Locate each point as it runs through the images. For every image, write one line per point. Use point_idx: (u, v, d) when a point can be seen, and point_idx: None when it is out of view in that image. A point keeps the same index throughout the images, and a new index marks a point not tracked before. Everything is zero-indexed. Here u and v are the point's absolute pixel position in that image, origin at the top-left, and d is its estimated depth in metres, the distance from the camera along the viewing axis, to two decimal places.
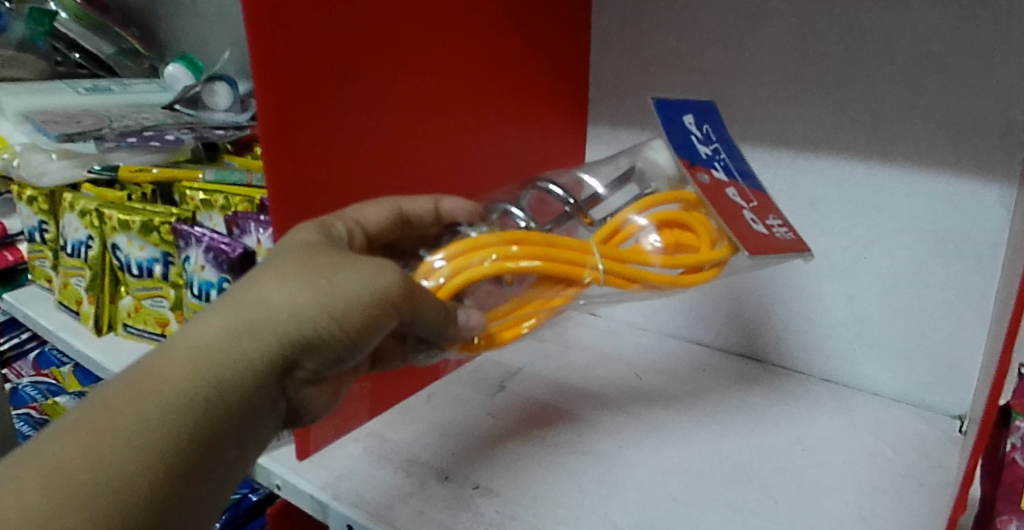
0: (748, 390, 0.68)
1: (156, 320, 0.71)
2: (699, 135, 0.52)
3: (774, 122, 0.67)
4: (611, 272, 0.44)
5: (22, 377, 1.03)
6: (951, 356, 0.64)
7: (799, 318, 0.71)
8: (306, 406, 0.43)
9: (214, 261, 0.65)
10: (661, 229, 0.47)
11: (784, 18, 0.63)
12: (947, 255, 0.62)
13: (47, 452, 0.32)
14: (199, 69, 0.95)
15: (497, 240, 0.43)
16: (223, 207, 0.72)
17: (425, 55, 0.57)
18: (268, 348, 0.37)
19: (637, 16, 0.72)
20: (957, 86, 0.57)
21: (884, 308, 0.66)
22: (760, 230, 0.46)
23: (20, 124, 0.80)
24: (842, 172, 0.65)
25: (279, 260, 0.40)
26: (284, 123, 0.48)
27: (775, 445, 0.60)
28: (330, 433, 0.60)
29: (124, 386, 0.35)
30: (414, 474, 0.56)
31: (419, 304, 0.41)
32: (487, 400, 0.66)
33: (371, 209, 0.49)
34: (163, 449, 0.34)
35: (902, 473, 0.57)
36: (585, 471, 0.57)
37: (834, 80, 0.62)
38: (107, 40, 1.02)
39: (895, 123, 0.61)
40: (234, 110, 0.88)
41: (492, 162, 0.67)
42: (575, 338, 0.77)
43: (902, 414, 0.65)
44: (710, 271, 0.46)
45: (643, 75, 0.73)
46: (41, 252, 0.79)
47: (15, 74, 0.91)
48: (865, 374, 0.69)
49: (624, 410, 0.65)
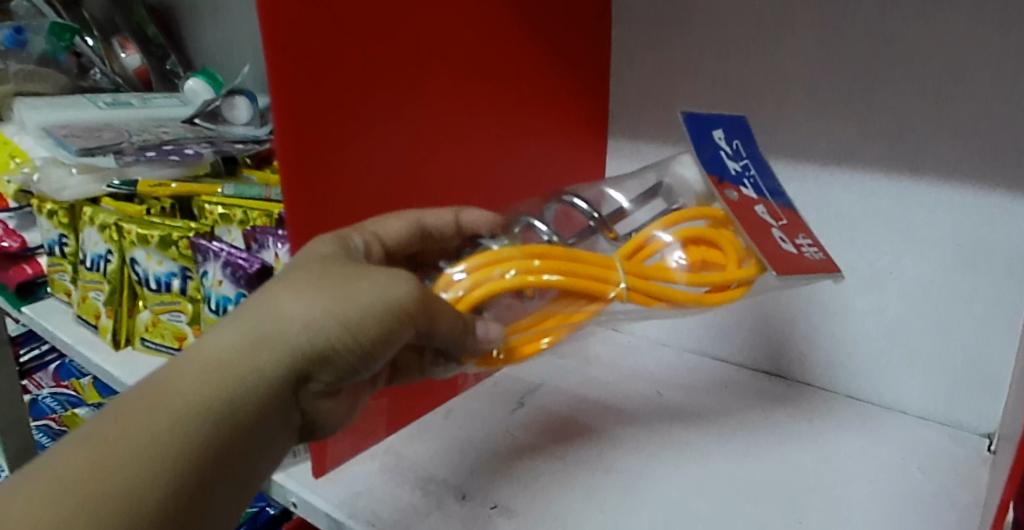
0: (770, 407, 0.67)
1: (173, 335, 0.70)
2: (729, 151, 0.51)
3: (799, 135, 0.65)
4: (635, 289, 0.43)
5: (42, 388, 1.03)
6: (979, 373, 0.63)
7: (823, 334, 0.70)
8: (322, 418, 0.42)
9: (231, 276, 0.65)
10: (687, 247, 0.46)
11: (807, 29, 0.62)
12: (976, 271, 0.60)
13: (59, 464, 0.32)
14: (220, 84, 0.95)
15: (519, 254, 0.42)
16: (242, 221, 0.72)
17: (443, 68, 0.57)
18: (282, 360, 0.37)
19: (659, 27, 0.71)
20: (989, 96, 0.56)
21: (913, 324, 0.65)
22: (789, 249, 0.45)
23: (41, 138, 0.81)
24: (869, 186, 0.63)
25: (295, 271, 0.39)
26: (301, 137, 0.48)
27: (799, 463, 0.59)
28: (347, 450, 0.59)
29: (137, 398, 0.34)
30: (431, 492, 0.55)
31: (436, 315, 0.40)
32: (507, 416, 0.65)
33: (391, 222, 0.48)
34: (175, 462, 0.33)
35: (931, 493, 0.55)
36: (606, 490, 0.55)
37: (861, 92, 0.61)
38: (146, 50, 1.04)
39: (923, 135, 0.59)
40: (253, 124, 0.88)
41: (511, 177, 0.67)
42: (596, 353, 0.76)
43: (930, 432, 0.64)
44: (737, 290, 0.44)
45: (665, 88, 0.72)
46: (60, 265, 0.79)
47: (37, 89, 0.93)
48: (891, 391, 0.67)
49: (645, 426, 0.63)
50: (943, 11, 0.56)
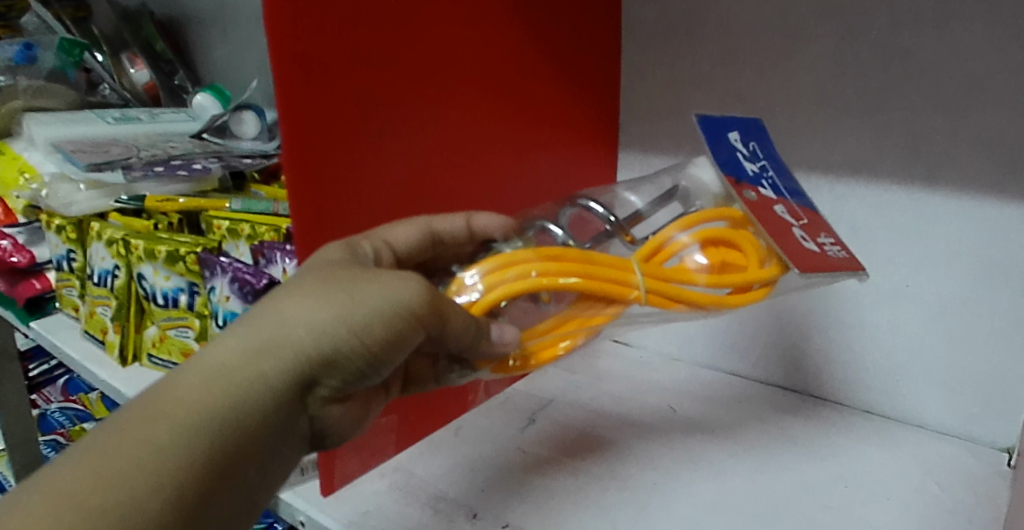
0: (786, 422, 0.66)
1: (180, 350, 0.70)
2: (746, 152, 0.51)
3: (813, 146, 0.65)
4: (654, 292, 0.42)
5: (49, 402, 1.05)
6: (1000, 387, 0.61)
7: (839, 348, 0.68)
8: (332, 425, 0.41)
9: (239, 291, 0.64)
10: (705, 248, 0.45)
11: (822, 39, 0.62)
12: (993, 284, 0.59)
13: (59, 476, 0.31)
14: (227, 98, 0.95)
15: (533, 256, 0.41)
16: (250, 236, 0.71)
17: (451, 79, 0.56)
18: (287, 366, 0.36)
19: (670, 40, 0.71)
20: (1005, 106, 0.55)
21: (932, 337, 0.63)
22: (811, 248, 0.44)
23: (49, 154, 0.82)
24: (884, 197, 0.62)
25: (301, 277, 0.38)
26: (307, 148, 0.47)
27: (817, 481, 0.57)
28: (355, 468, 0.58)
29: (138, 407, 0.34)
30: (441, 510, 0.54)
31: (447, 318, 0.39)
32: (518, 433, 0.64)
33: (401, 229, 0.47)
34: (177, 471, 0.33)
35: (949, 509, 0.54)
36: (619, 508, 0.54)
37: (875, 103, 0.60)
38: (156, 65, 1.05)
39: (939, 147, 0.59)
40: (261, 138, 0.89)
41: (519, 188, 0.66)
42: (607, 368, 0.75)
43: (948, 447, 0.62)
44: (759, 292, 0.44)
45: (677, 100, 0.72)
46: (67, 281, 0.78)
47: (46, 104, 0.94)
48: (909, 405, 0.66)
49: (660, 441, 0.62)
50: (958, 22, 0.56)
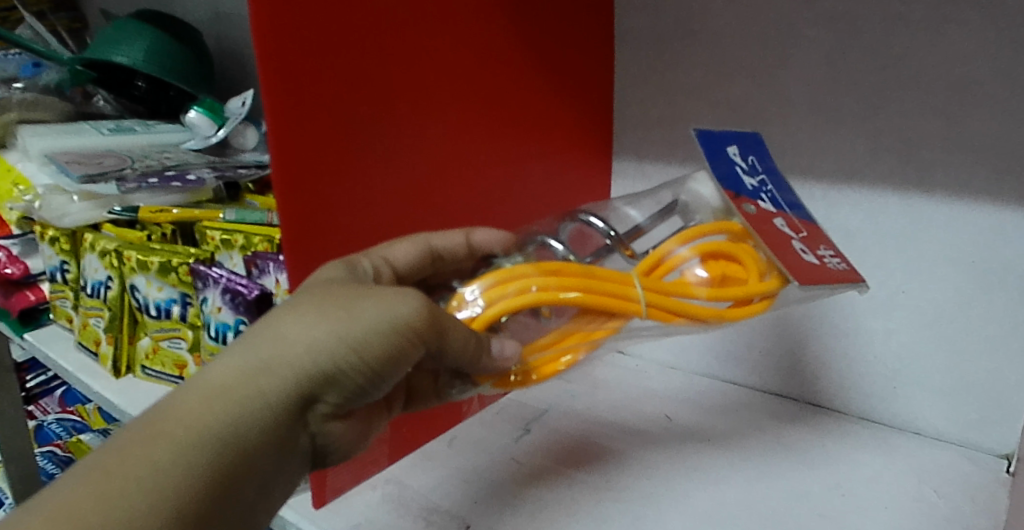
0: (783, 430, 0.66)
1: (173, 362, 0.69)
2: (745, 166, 0.51)
3: (807, 154, 0.65)
4: (654, 306, 0.42)
5: (48, 414, 1.04)
6: (995, 392, 0.62)
7: (835, 355, 0.69)
8: (333, 443, 0.41)
9: (231, 303, 0.63)
10: (706, 262, 0.45)
11: (814, 46, 0.62)
12: (988, 289, 0.60)
13: (60, 496, 0.31)
14: (220, 111, 0.90)
15: (534, 271, 0.41)
16: (243, 247, 0.71)
17: (443, 91, 0.56)
18: (286, 383, 0.35)
19: (663, 47, 0.71)
20: (997, 112, 0.56)
21: (927, 344, 0.64)
22: (811, 261, 0.45)
23: (43, 165, 0.81)
24: (877, 204, 0.63)
25: (300, 294, 0.38)
26: (296, 164, 0.47)
27: (811, 489, 0.57)
28: (347, 480, 0.58)
29: (138, 427, 0.33)
30: (435, 523, 0.54)
31: (447, 335, 0.38)
32: (512, 443, 0.64)
33: (399, 246, 0.47)
34: (175, 491, 0.32)
35: (947, 517, 0.54)
36: (617, 519, 0.54)
37: (867, 111, 0.61)
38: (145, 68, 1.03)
39: (932, 154, 0.59)
40: (261, 149, 0.90)
41: (515, 199, 0.66)
42: (602, 378, 0.75)
43: (945, 454, 0.62)
44: (760, 304, 0.44)
45: (670, 107, 0.72)
46: (61, 292, 0.78)
47: (41, 116, 0.93)
48: (906, 412, 0.66)
49: (659, 449, 0.62)
50: (949, 28, 0.56)
